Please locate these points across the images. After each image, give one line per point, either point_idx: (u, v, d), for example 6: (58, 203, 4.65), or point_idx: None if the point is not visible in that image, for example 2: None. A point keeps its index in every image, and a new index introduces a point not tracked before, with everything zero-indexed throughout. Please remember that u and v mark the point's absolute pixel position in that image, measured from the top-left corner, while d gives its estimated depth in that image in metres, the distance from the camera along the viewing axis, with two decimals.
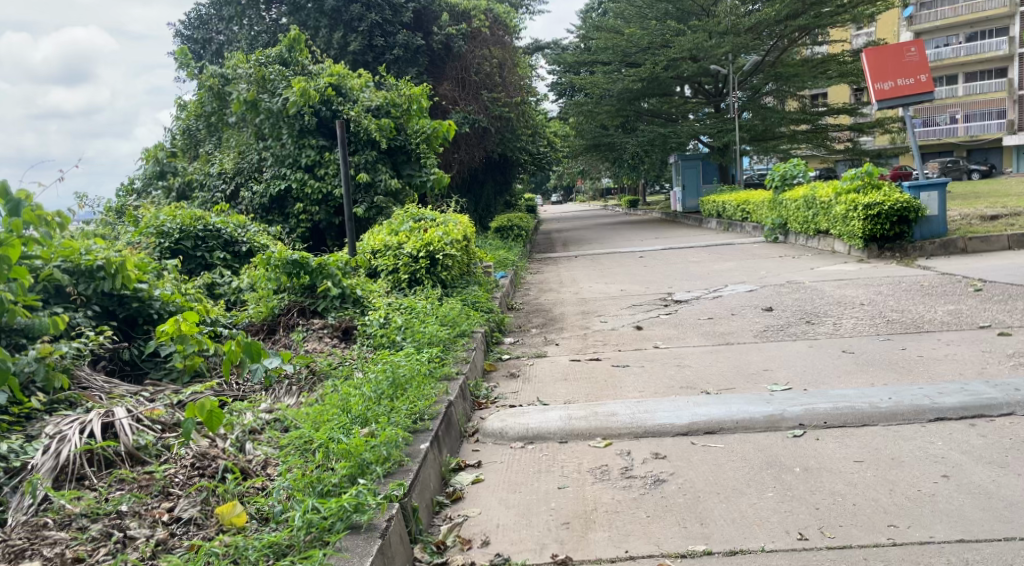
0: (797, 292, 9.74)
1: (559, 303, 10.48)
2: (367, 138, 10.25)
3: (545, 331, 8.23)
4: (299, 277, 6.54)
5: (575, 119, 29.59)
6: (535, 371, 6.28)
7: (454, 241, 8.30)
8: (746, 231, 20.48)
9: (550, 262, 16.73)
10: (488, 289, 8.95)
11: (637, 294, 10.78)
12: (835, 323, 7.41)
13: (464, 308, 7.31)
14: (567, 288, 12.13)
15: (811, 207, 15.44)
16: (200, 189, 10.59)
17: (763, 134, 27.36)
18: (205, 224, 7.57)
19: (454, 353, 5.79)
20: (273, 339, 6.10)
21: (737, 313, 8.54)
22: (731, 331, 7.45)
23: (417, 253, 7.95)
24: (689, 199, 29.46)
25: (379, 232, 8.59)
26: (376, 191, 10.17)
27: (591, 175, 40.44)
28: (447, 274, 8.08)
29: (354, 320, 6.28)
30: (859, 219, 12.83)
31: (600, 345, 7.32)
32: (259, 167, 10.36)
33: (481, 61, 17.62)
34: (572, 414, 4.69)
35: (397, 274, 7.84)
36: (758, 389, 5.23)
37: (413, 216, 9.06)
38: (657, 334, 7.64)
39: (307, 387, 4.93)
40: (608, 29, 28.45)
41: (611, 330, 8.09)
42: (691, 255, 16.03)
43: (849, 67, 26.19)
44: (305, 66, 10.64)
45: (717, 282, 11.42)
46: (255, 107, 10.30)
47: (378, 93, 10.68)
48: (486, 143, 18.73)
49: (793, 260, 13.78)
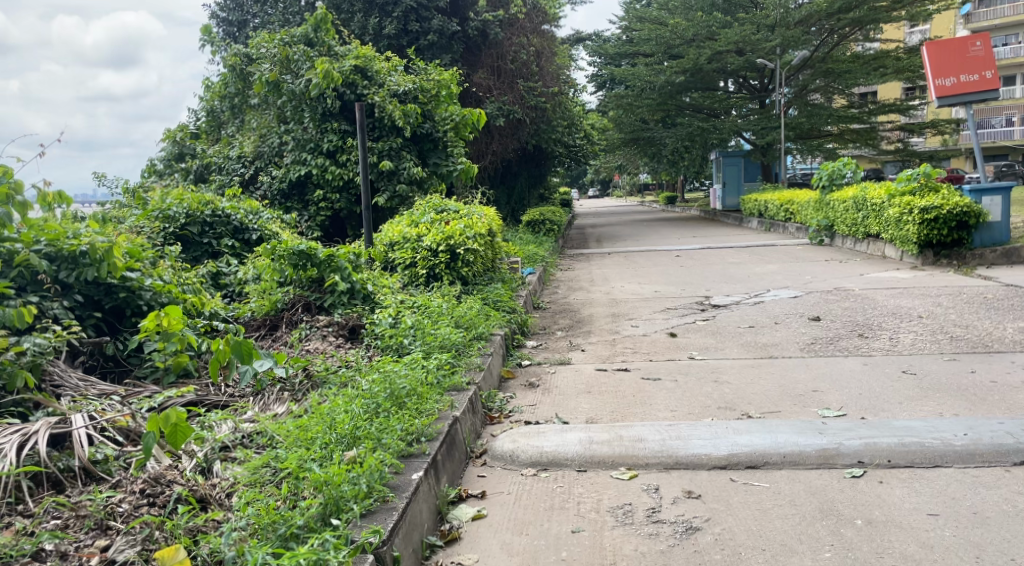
0: (846, 300, 9.06)
1: (588, 304, 9.89)
2: (392, 125, 9.77)
3: (571, 335, 7.67)
4: (306, 269, 6.06)
5: (614, 112, 28.82)
6: (557, 382, 5.73)
7: (477, 235, 7.82)
8: (789, 231, 19.68)
9: (582, 258, 16.14)
10: (511, 287, 8.43)
11: (672, 297, 10.16)
12: (892, 338, 6.76)
13: (483, 308, 6.80)
14: (597, 287, 11.53)
15: (861, 209, 14.64)
16: (218, 173, 10.15)
17: (808, 132, 26.44)
18: (214, 209, 7.10)
19: (467, 360, 5.27)
20: (274, 337, 5.63)
21: (782, 322, 7.92)
22: (776, 342, 6.84)
23: (437, 246, 7.44)
24: (730, 197, 28.59)
25: (399, 223, 8.09)
26: (398, 179, 9.65)
27: (629, 170, 39.64)
28: (467, 270, 7.58)
29: (362, 318, 5.79)
30: (914, 223, 12.09)
31: (629, 353, 6.74)
32: (279, 151, 9.87)
33: (517, 49, 17.06)
34: (594, 437, 4.13)
35: (414, 269, 7.37)
36: (809, 414, 4.63)
37: (436, 206, 8.55)
38: (692, 343, 7.04)
39: (301, 394, 4.43)
40: (651, 20, 27.61)
41: (642, 336, 7.50)
42: (731, 256, 15.34)
43: (904, 65, 25.13)
44: (332, 47, 10.10)
45: (758, 286, 10.75)
46: (277, 89, 9.83)
47: (407, 77, 10.17)
48: (520, 135, 18.19)
49: (840, 264, 13.04)
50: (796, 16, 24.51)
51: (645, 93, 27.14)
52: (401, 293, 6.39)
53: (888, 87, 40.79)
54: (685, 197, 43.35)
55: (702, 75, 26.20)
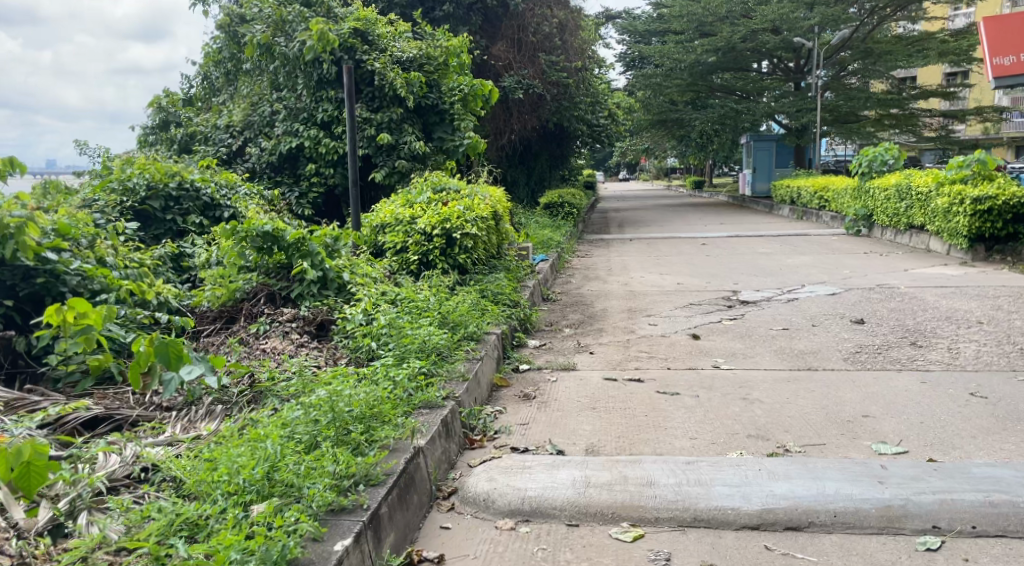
0: (892, 300, 8.13)
1: (603, 296, 9.04)
2: (393, 94, 8.93)
3: (580, 333, 6.85)
4: (271, 254, 5.19)
5: (641, 93, 27.73)
6: (557, 394, 4.90)
7: (478, 219, 7.01)
8: (822, 221, 18.65)
9: (601, 244, 15.26)
10: (515, 277, 7.62)
11: (695, 291, 9.27)
12: (951, 348, 5.85)
13: (478, 303, 5.99)
14: (614, 277, 10.69)
15: (904, 197, 13.64)
16: (204, 143, 9.32)
17: (846, 116, 25.22)
18: (181, 180, 6.28)
19: (448, 368, 4.42)
20: (228, 333, 4.82)
21: (820, 324, 7.01)
22: (815, 350, 5.94)
23: (431, 229, 6.65)
24: (759, 183, 27.53)
25: (392, 202, 7.28)
26: (398, 154, 8.82)
27: (656, 153, 38.52)
28: (464, 257, 6.76)
29: (332, 312, 4.95)
30: (964, 215, 11.14)
31: (645, 358, 5.87)
32: (270, 121, 9.05)
33: (540, 21, 16.14)
34: (591, 477, 3.28)
35: (404, 255, 6.59)
36: (861, 450, 3.76)
37: (434, 185, 7.71)
38: (717, 347, 6.16)
39: (235, 409, 3.59)
40: None
41: (661, 337, 6.62)
42: (761, 245, 14.38)
43: (948, 47, 23.83)
44: (331, 9, 9.22)
45: (791, 281, 9.83)
46: (269, 52, 8.96)
47: (412, 42, 9.33)
48: (541, 112, 17.28)
49: (881, 258, 12.06)
50: None
51: (674, 73, 26.06)
52: (383, 285, 5.56)
53: (927, 72, 39.21)
54: (713, 179, 42.02)
55: (735, 55, 25.04)
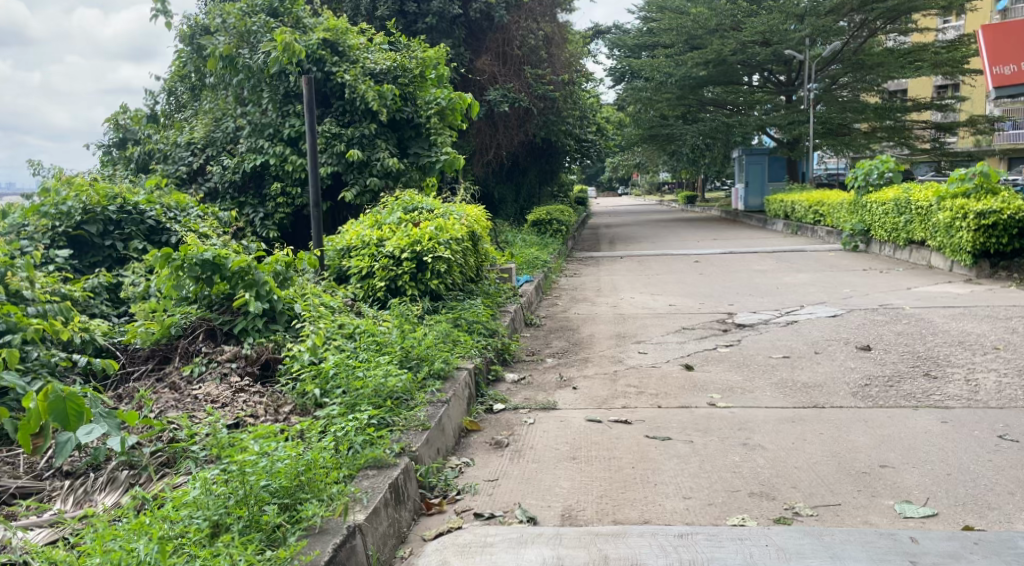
0: (899, 323, 7.62)
1: (590, 321, 8.49)
2: (366, 108, 8.42)
3: (563, 365, 6.28)
4: (210, 285, 4.63)
5: (631, 108, 27.38)
6: (532, 440, 4.33)
7: (452, 240, 6.48)
8: (817, 236, 18.20)
9: (591, 262, 14.76)
10: (493, 303, 7.08)
11: (688, 313, 8.74)
12: (970, 380, 5.33)
13: (447, 335, 5.45)
14: (603, 298, 10.17)
15: (903, 212, 13.21)
16: (163, 162, 8.68)
17: (838, 130, 24.88)
18: (123, 203, 5.73)
19: (406, 417, 3.85)
20: (159, 376, 4.24)
21: (824, 351, 6.48)
22: (820, 383, 5.40)
23: (400, 252, 6.11)
24: (752, 197, 27.16)
25: (359, 223, 6.73)
26: (370, 171, 8.29)
27: (648, 168, 38.17)
28: (438, 283, 6.22)
29: (279, 350, 4.39)
30: (968, 230, 10.71)
31: (633, 394, 5.31)
32: (235, 137, 8.51)
33: (526, 34, 15.70)
34: (567, 558, 2.79)
35: (370, 281, 6.04)
36: (883, 513, 3.22)
37: (405, 205, 7.18)
38: (712, 380, 5.62)
39: (142, 479, 3.01)
40: (672, 9, 26.16)
41: (651, 368, 6.07)
42: (755, 263, 13.89)
43: (940, 59, 23.51)
44: (300, 19, 8.75)
45: (789, 301, 9.33)
46: (233, 65, 8.41)
47: (386, 54, 8.83)
48: (527, 127, 16.79)
49: (882, 275, 11.57)
50: (826, 6, 22.68)
51: (663, 87, 25.70)
52: (341, 318, 5.01)
53: (917, 85, 39.00)
54: (704, 194, 41.66)
55: (725, 68, 24.66)
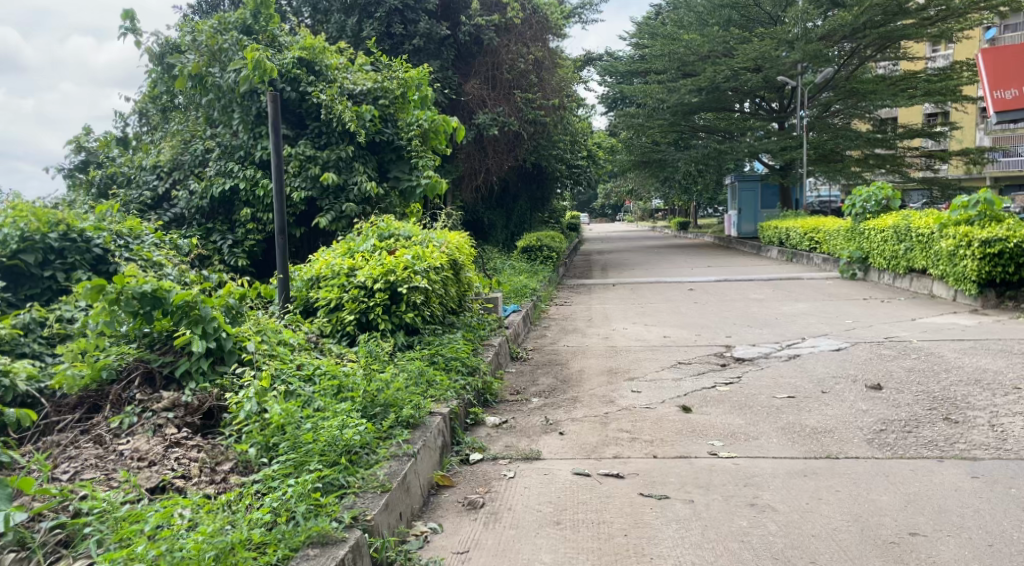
0: (908, 358, 7.17)
1: (580, 354, 8.00)
2: (343, 129, 7.97)
3: (549, 405, 5.78)
4: (149, 321, 4.14)
5: (623, 133, 27.12)
6: (511, 499, 3.83)
7: (429, 269, 6.01)
8: (813, 263, 17.83)
9: (582, 290, 14.30)
10: (475, 337, 6.60)
11: (684, 346, 8.26)
12: (995, 425, 4.85)
13: (421, 376, 4.96)
14: (594, 329, 9.70)
15: (902, 239, 12.83)
16: (127, 187, 8.18)
17: (831, 156, 24.65)
18: (66, 230, 5.24)
19: (363, 474, 3.37)
20: (84, 427, 3.73)
21: (832, 390, 6.01)
22: (832, 429, 4.91)
23: (373, 282, 5.64)
24: (745, 223, 26.85)
25: (330, 251, 6.26)
26: (347, 197, 7.83)
27: (640, 194, 37.92)
28: (414, 316, 5.73)
29: (224, 396, 3.89)
30: (973, 258, 10.34)
31: (625, 441, 4.80)
32: (204, 160, 8.02)
33: (515, 58, 15.31)
34: None
35: (338, 314, 5.55)
36: None
37: (380, 231, 6.72)
38: (713, 424, 5.13)
39: None
40: (663, 36, 25.97)
41: (645, 410, 5.57)
42: (752, 291, 13.46)
43: (933, 86, 23.32)
44: (276, 37, 8.34)
45: (789, 333, 8.87)
46: (202, 84, 7.96)
47: (367, 74, 8.43)
48: (517, 152, 16.36)
49: (884, 305, 11.15)
50: (818, 32, 22.45)
51: (655, 113, 25.45)
52: (300, 358, 4.50)
53: (907, 112, 38.97)
54: (695, 220, 41.45)
55: (718, 94, 24.40)
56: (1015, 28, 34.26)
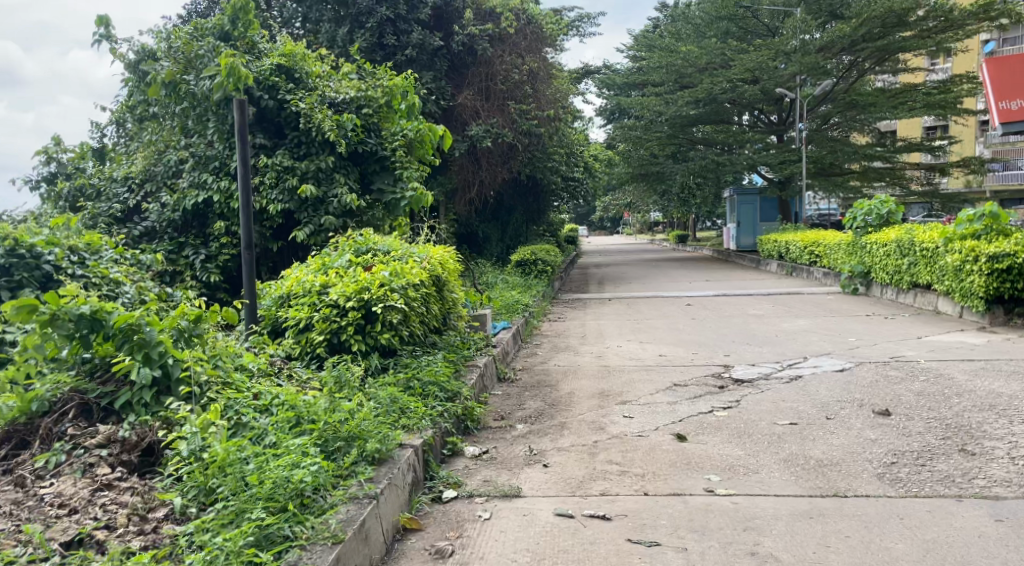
0: (917, 381, 6.79)
1: (571, 374, 7.62)
2: (323, 139, 7.60)
3: (535, 433, 5.39)
4: (88, 346, 3.78)
5: (621, 145, 26.83)
6: (482, 547, 3.47)
7: (408, 285, 5.63)
8: (813, 277, 17.48)
9: (577, 305, 13.93)
10: (457, 358, 6.21)
11: (680, 366, 7.89)
12: (1017, 458, 4.47)
13: (393, 406, 4.58)
14: (587, 346, 9.32)
15: (906, 254, 12.49)
16: (96, 199, 7.82)
17: (830, 169, 24.37)
18: (13, 245, 4.86)
19: (311, 525, 3.03)
20: (8, 466, 3.39)
21: (838, 416, 5.62)
22: (839, 463, 4.53)
23: (346, 301, 5.26)
24: (744, 236, 26.52)
25: (303, 266, 5.89)
26: (326, 209, 7.45)
27: (638, 207, 37.64)
28: (391, 337, 5.35)
29: (165, 431, 3.53)
30: (980, 273, 10.00)
31: (614, 475, 4.41)
32: (177, 172, 7.65)
33: (509, 68, 14.97)
34: None
35: (308, 335, 5.17)
36: None
37: (357, 246, 6.36)
38: (710, 455, 4.74)
39: None
40: (661, 47, 25.69)
41: (637, 438, 5.18)
42: (752, 306, 13.10)
43: (933, 98, 23.04)
44: (255, 44, 8.00)
45: (791, 353, 8.49)
46: (176, 91, 7.58)
47: (350, 83, 8.10)
48: (512, 164, 15.98)
49: (888, 321, 10.79)
50: (816, 44, 22.25)
51: (653, 125, 25.17)
52: (258, 384, 4.14)
53: (907, 125, 38.76)
54: (695, 232, 41.10)
55: (716, 107, 24.10)
56: (1015, 42, 34.06)
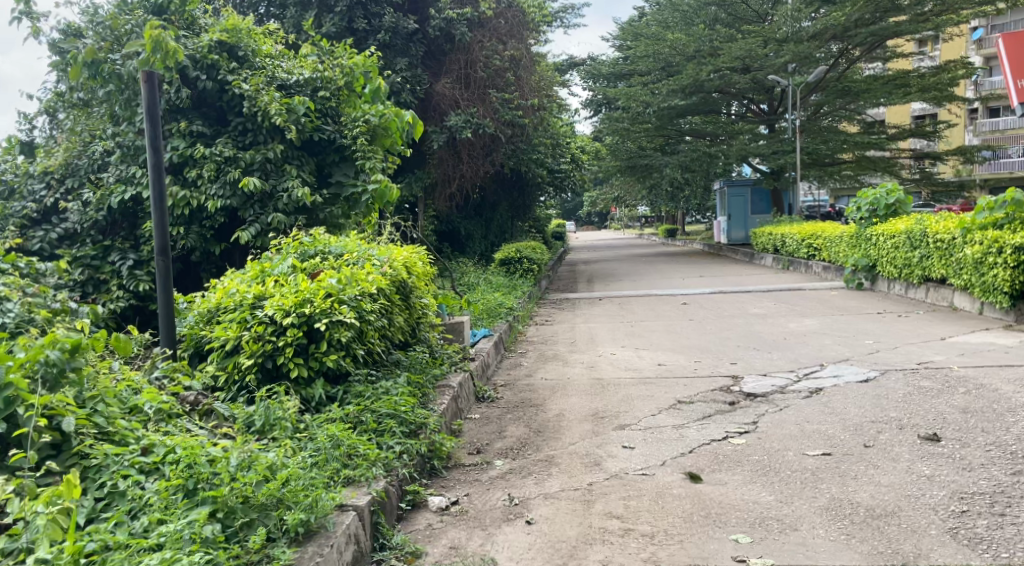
0: (958, 394, 5.91)
1: (561, 390, 6.68)
2: (271, 125, 6.63)
3: (516, 471, 4.46)
4: None
5: (608, 138, 25.86)
6: None
7: (364, 294, 4.67)
8: (812, 271, 16.65)
9: (565, 306, 12.98)
10: (423, 378, 5.26)
11: (682, 378, 6.96)
12: None
13: (337, 452, 3.64)
14: (577, 355, 8.38)
15: (917, 246, 11.66)
16: (6, 199, 6.67)
17: (823, 159, 23.55)
18: None
19: None
20: None
21: (879, 443, 4.73)
22: (896, 512, 3.63)
23: (284, 317, 4.29)
24: (735, 229, 25.66)
25: (239, 275, 4.93)
26: (275, 206, 6.49)
27: (626, 200, 36.70)
28: (341, 359, 4.40)
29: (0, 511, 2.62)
30: (1005, 266, 9.17)
31: (617, 536, 3.50)
32: (103, 165, 6.74)
33: (490, 54, 13.98)
34: None
35: (235, 361, 4.22)
36: None
37: (305, 249, 5.38)
38: (733, 503, 3.81)
39: None
40: (648, 36, 24.76)
41: (641, 478, 4.26)
42: (753, 304, 12.21)
43: (930, 83, 22.22)
44: (195, 19, 7.01)
45: (806, 359, 7.60)
46: (99, 73, 6.45)
47: (305, 63, 7.16)
48: (494, 156, 14.93)
49: (904, 320, 9.93)
50: (809, 30, 21.49)
51: (641, 116, 24.17)
52: (154, 431, 3.23)
53: (894, 114, 38.06)
54: (683, 226, 40.20)
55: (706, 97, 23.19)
56: (1002, 29, 33.41)
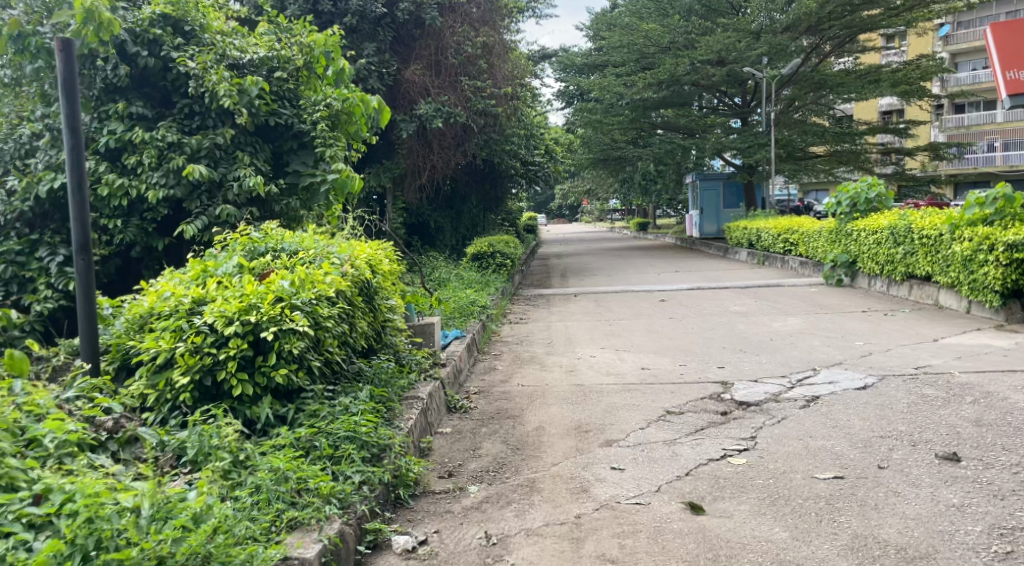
0: (965, 404, 5.49)
1: (539, 398, 6.16)
2: (220, 108, 6.01)
3: (492, 499, 3.93)
4: None
5: (581, 130, 25.34)
6: None
7: (320, 298, 4.10)
8: (789, 267, 16.32)
9: (539, 303, 12.45)
10: (387, 390, 4.71)
11: (669, 384, 6.47)
12: None
13: (280, 489, 3.08)
14: (554, 357, 7.86)
15: (900, 242, 11.32)
16: None
17: (798, 153, 23.29)
18: None
19: None
20: None
21: (894, 464, 4.27)
22: (931, 554, 3.16)
23: (225, 325, 3.71)
24: (708, 223, 25.36)
25: (177, 275, 4.32)
26: (224, 196, 5.89)
27: (597, 193, 36.27)
28: (293, 373, 3.83)
29: None
30: (997, 264, 8.82)
31: None
32: (30, 150, 5.99)
33: (461, 41, 13.36)
34: None
35: (167, 377, 3.64)
36: None
37: (254, 247, 4.80)
38: (744, 542, 3.33)
39: None
40: (621, 26, 24.26)
41: (638, 509, 3.75)
42: (734, 302, 11.79)
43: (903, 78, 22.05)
44: None
45: (797, 363, 7.16)
46: (26, 47, 5.81)
47: (260, 40, 6.53)
48: (466, 147, 14.32)
49: (891, 320, 9.55)
50: (784, 22, 21.16)
51: (614, 108, 23.67)
52: (54, 471, 2.65)
53: (862, 110, 38.08)
54: (654, 220, 39.91)
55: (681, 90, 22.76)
56: (968, 25, 33.49)
